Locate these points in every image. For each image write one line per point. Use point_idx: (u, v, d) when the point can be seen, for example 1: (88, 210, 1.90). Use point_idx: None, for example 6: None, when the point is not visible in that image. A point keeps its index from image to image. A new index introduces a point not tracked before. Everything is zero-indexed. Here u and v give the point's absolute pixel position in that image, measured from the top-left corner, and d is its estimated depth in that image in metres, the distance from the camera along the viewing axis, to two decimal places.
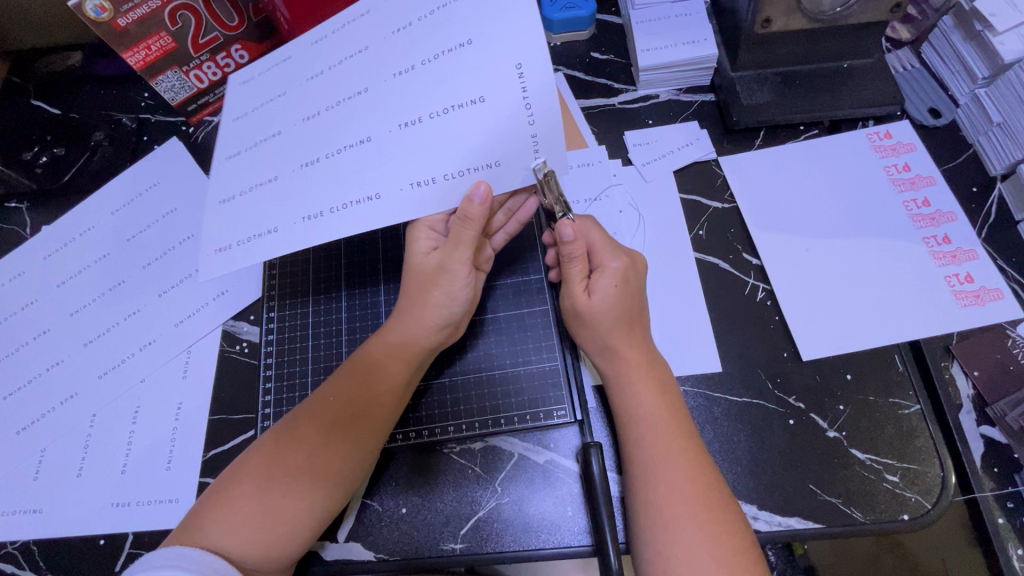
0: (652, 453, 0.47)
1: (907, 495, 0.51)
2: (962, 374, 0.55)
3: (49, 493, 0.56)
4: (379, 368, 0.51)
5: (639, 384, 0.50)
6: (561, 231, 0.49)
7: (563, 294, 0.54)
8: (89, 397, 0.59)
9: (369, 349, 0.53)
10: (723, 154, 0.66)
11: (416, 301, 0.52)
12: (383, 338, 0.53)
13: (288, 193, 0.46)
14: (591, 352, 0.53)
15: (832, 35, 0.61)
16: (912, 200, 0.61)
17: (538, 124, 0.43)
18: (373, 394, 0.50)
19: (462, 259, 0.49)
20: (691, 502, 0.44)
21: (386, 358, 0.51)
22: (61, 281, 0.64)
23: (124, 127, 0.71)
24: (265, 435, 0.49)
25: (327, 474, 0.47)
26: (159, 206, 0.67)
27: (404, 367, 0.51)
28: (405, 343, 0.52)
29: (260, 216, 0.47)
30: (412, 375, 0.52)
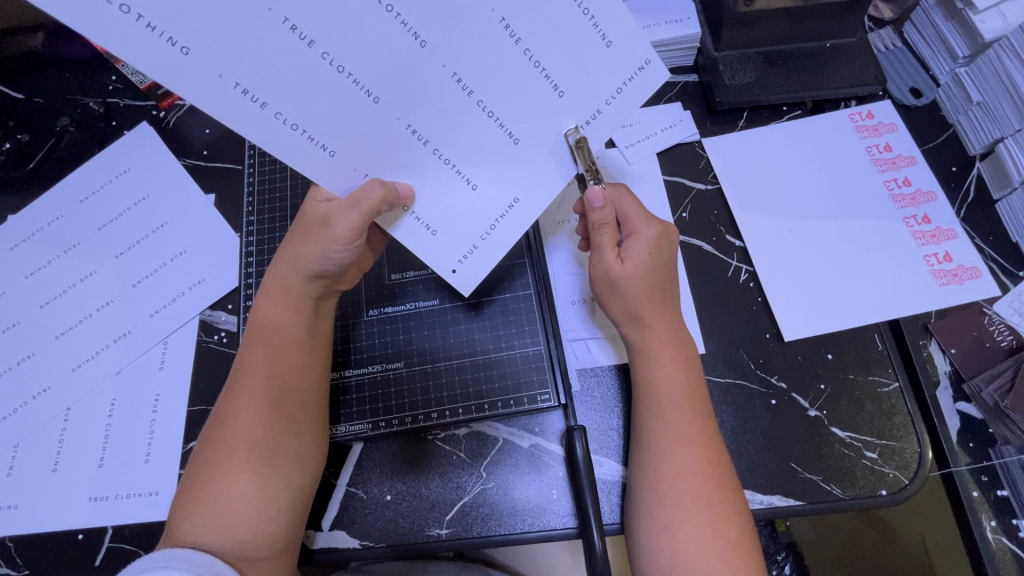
0: (663, 434, 0.47)
1: (885, 471, 0.51)
2: (940, 351, 0.56)
3: (23, 489, 0.54)
4: (283, 327, 0.49)
5: (660, 360, 0.49)
6: (589, 198, 0.46)
7: (593, 261, 0.51)
8: (62, 390, 0.57)
9: (258, 313, 0.50)
10: (706, 135, 0.65)
11: (297, 257, 0.48)
12: (269, 299, 0.49)
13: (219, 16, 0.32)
14: (618, 319, 0.51)
15: (816, 14, 0.61)
16: (893, 180, 0.61)
17: (481, 247, 0.45)
18: (285, 355, 0.48)
19: (350, 225, 0.43)
20: (698, 487, 0.44)
21: (275, 314, 0.49)
22: (30, 272, 0.62)
23: (91, 111, 0.69)
24: (205, 430, 0.48)
25: (274, 444, 0.46)
26: (131, 194, 0.65)
27: (302, 321, 0.49)
28: (292, 299, 0.49)
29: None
30: (313, 327, 0.50)
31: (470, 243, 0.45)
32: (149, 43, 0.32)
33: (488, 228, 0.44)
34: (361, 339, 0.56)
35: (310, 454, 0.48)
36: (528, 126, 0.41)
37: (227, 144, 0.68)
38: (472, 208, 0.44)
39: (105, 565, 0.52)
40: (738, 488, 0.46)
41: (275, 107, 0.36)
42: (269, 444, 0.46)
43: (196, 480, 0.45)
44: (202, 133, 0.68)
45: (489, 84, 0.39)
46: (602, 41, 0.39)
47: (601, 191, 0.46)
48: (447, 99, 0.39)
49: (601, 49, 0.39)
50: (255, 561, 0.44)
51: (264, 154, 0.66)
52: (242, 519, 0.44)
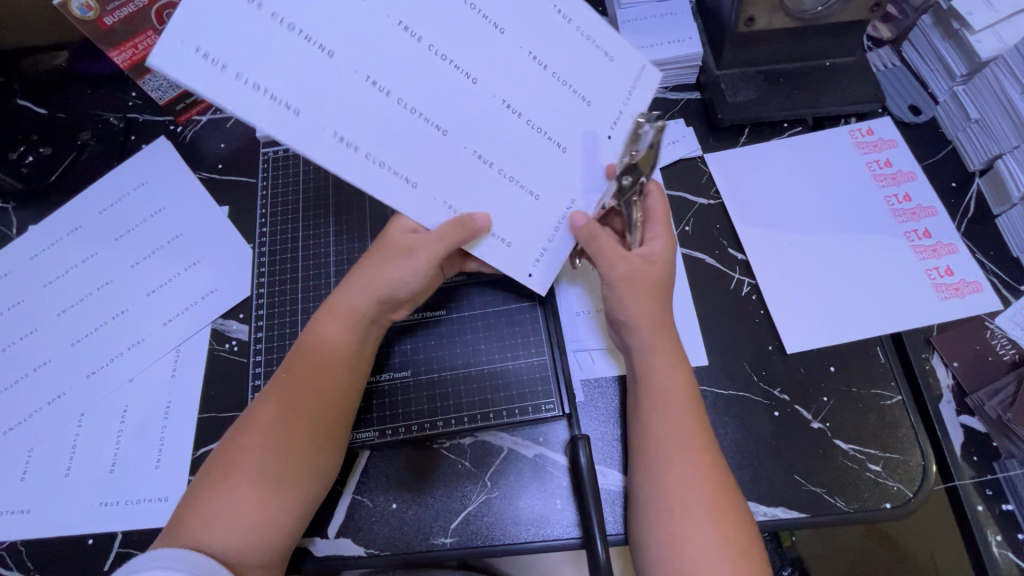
0: (664, 443, 0.47)
1: (889, 484, 0.52)
2: (942, 364, 0.56)
3: (36, 493, 0.55)
4: (342, 344, 0.51)
5: (661, 369, 0.49)
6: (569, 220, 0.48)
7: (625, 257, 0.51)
8: (77, 396, 0.59)
9: (314, 329, 0.51)
10: (708, 151, 0.67)
11: (370, 280, 0.51)
12: (331, 317, 0.51)
13: (302, 64, 0.38)
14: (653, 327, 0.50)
15: (815, 34, 0.63)
16: (893, 195, 0.62)
17: (550, 250, 0.48)
18: (337, 369, 0.50)
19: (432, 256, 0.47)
20: (703, 496, 0.45)
21: (329, 331, 0.51)
22: (48, 281, 0.64)
23: (112, 126, 0.71)
24: (233, 430, 0.49)
25: (313, 451, 0.48)
26: (148, 205, 0.67)
27: (357, 340, 0.51)
28: (356, 319, 0.51)
29: (248, 53, 0.36)
30: (362, 347, 0.52)
31: (540, 246, 0.48)
32: (252, 98, 0.37)
33: (553, 233, 0.48)
34: None
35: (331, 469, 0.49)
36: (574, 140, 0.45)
37: (241, 157, 0.70)
38: (540, 217, 0.47)
39: (114, 569, 0.53)
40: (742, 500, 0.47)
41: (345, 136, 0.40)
42: (306, 450, 0.47)
43: (223, 471, 0.46)
44: (218, 147, 0.70)
45: (484, 67, 0.42)
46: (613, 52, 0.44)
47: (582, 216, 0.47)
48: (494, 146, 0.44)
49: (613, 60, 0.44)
50: (254, 566, 0.44)
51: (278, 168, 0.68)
52: (253, 519, 0.45)
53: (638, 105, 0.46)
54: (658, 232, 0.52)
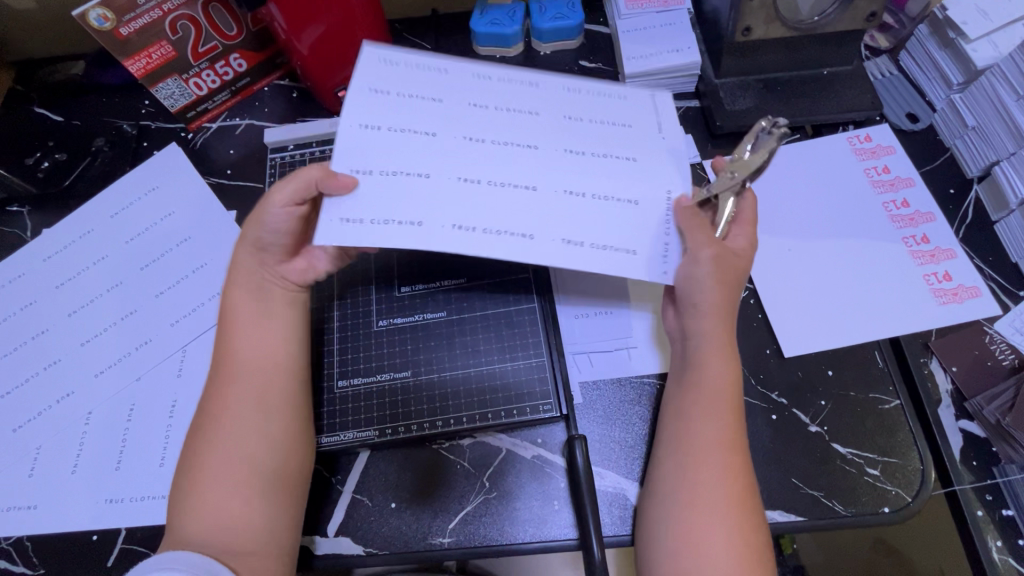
0: (697, 434, 0.47)
1: (887, 488, 0.51)
2: (941, 369, 0.56)
3: (44, 490, 0.56)
4: (233, 321, 0.52)
5: (708, 358, 0.49)
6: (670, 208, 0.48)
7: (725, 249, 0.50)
8: (84, 394, 0.60)
9: (230, 320, 0.52)
10: (707, 157, 0.67)
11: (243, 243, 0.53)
12: (228, 295, 0.53)
13: (416, 192, 0.46)
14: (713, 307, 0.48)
15: (811, 44, 0.64)
16: (891, 202, 0.63)
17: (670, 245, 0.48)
18: (238, 347, 0.51)
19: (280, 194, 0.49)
20: (727, 489, 0.45)
21: (240, 321, 0.52)
22: (60, 282, 0.66)
23: (125, 133, 0.73)
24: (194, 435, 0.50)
25: (258, 431, 0.48)
26: (158, 209, 0.69)
27: (257, 310, 0.52)
28: (246, 291, 0.52)
29: (384, 201, 0.45)
30: (280, 323, 0.52)
31: (658, 242, 0.47)
32: (396, 233, 0.44)
33: (665, 225, 0.47)
34: (370, 349, 0.58)
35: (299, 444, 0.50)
36: (638, 153, 0.49)
37: (250, 164, 0.72)
38: (642, 222, 0.48)
39: (118, 566, 0.54)
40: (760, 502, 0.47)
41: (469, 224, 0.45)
42: (234, 431, 0.48)
43: (186, 476, 0.47)
44: (227, 153, 0.72)
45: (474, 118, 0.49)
46: (619, 95, 0.51)
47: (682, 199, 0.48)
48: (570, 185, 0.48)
49: (621, 98, 0.51)
50: (245, 556, 0.45)
51: (284, 174, 0.70)
52: (237, 511, 0.46)
53: (669, 119, 0.51)
54: (739, 225, 0.52)
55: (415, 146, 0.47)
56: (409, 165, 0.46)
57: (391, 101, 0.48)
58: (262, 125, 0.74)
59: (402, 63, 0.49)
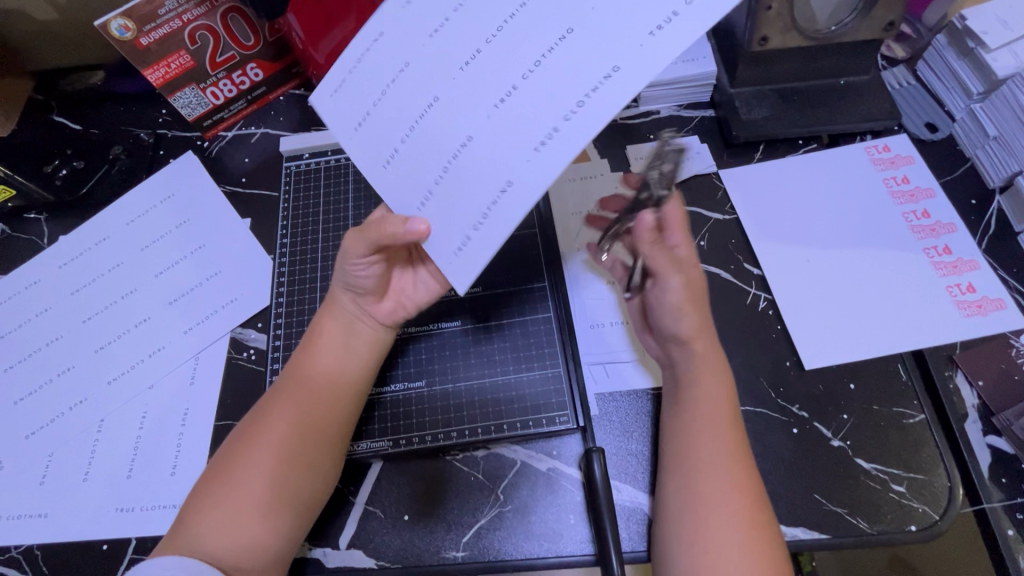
0: (702, 452, 0.47)
1: (914, 506, 0.50)
2: (966, 383, 0.55)
3: (55, 498, 0.56)
4: (313, 348, 0.53)
5: (705, 377, 0.50)
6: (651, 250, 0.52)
7: (665, 274, 0.51)
8: (98, 402, 0.60)
9: (310, 334, 0.54)
10: (722, 167, 0.67)
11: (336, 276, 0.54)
12: (322, 319, 0.54)
13: (488, 153, 0.38)
14: (692, 334, 0.50)
15: (828, 53, 0.64)
16: (911, 212, 0.62)
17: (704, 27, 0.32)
18: (302, 374, 0.51)
19: (360, 248, 0.50)
20: (739, 503, 0.44)
21: (321, 339, 0.53)
22: (75, 289, 0.66)
23: (142, 141, 0.74)
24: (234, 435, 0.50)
25: (298, 447, 0.48)
26: (173, 217, 0.69)
27: (336, 344, 0.53)
28: (334, 324, 0.53)
29: (477, 183, 0.38)
30: (351, 349, 0.53)
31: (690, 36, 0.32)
32: (515, 203, 0.36)
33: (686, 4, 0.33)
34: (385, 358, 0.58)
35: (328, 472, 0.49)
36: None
37: (264, 172, 0.72)
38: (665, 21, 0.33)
39: None
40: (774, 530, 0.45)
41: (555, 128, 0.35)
42: (276, 442, 0.48)
43: (213, 477, 0.47)
44: (242, 162, 0.73)
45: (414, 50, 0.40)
46: None
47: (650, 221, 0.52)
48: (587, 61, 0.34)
49: None
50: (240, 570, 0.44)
51: (299, 182, 0.70)
52: (239, 530, 0.45)
53: None
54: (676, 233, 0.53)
55: (418, 98, 0.40)
56: (449, 140, 0.39)
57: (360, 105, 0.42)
58: (278, 134, 0.74)
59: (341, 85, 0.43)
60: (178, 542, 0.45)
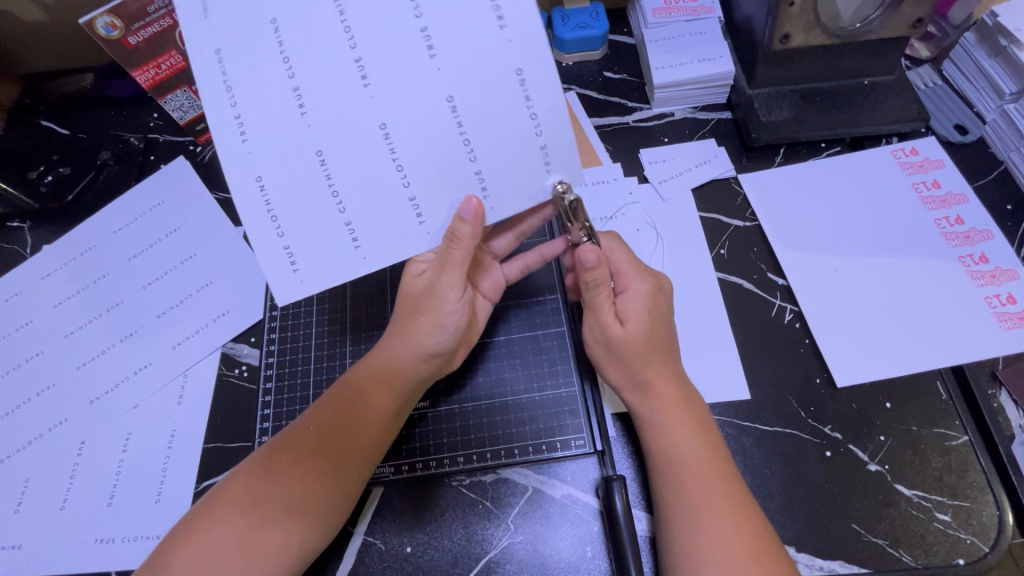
0: (690, 498, 0.43)
1: (961, 537, 0.46)
2: (1011, 402, 0.51)
3: (29, 527, 0.52)
4: (361, 410, 0.47)
5: (672, 421, 0.46)
6: (583, 257, 0.45)
7: (588, 324, 0.50)
8: (79, 423, 0.56)
9: (356, 381, 0.48)
10: (742, 171, 0.64)
11: (405, 334, 0.48)
12: (375, 363, 0.49)
13: (500, 146, 0.41)
14: (621, 385, 0.48)
15: (853, 52, 0.61)
16: (944, 218, 0.58)
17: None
18: (343, 435, 0.46)
19: (454, 283, 0.47)
20: (735, 543, 0.41)
21: (370, 387, 0.48)
22: (57, 301, 0.62)
23: (131, 146, 0.71)
24: (241, 465, 0.46)
25: (314, 506, 0.44)
26: (163, 225, 0.66)
27: (389, 408, 0.48)
28: (388, 390, 0.48)
29: (518, 139, 0.40)
30: (403, 411, 0.49)
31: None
32: (562, 140, 0.41)
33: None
34: None
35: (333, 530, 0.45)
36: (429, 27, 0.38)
37: None
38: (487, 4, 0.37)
39: None
40: (786, 565, 0.41)
41: (520, 65, 0.38)
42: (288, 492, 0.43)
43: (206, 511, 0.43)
44: None
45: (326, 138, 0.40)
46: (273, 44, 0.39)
47: (593, 249, 0.45)
48: (474, 19, 0.38)
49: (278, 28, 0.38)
50: None
51: None
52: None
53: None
54: (620, 262, 0.50)
55: (351, 155, 0.40)
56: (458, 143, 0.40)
57: (307, 230, 0.41)
58: None
59: (281, 233, 0.41)
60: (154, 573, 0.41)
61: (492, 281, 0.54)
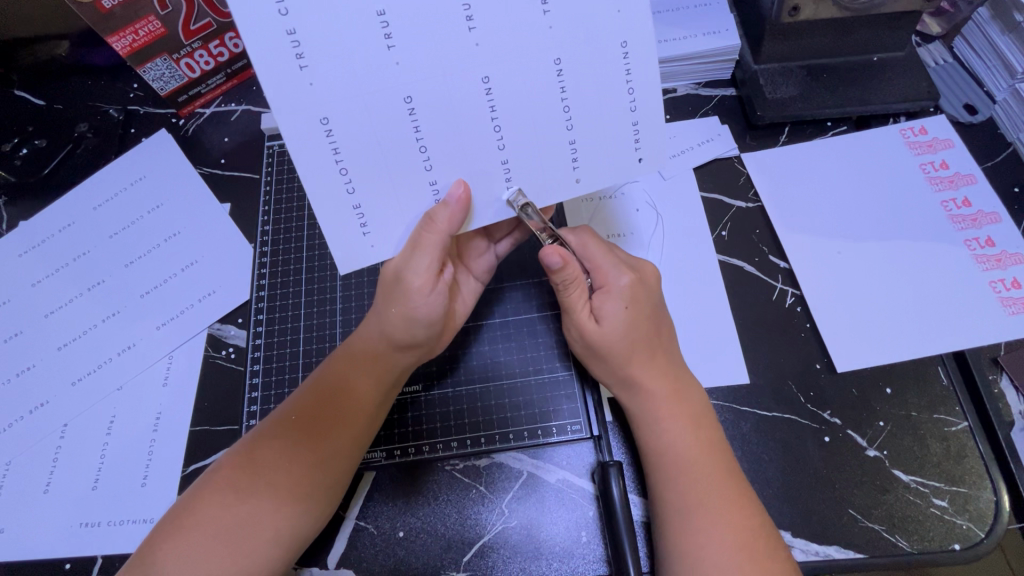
0: (689, 489, 0.42)
1: (957, 522, 0.46)
2: (1011, 388, 0.51)
3: (13, 511, 0.50)
4: (344, 396, 0.46)
5: (672, 410, 0.45)
6: (545, 260, 0.44)
7: (567, 324, 0.48)
8: (61, 405, 0.54)
9: (338, 368, 0.47)
10: (745, 150, 0.62)
11: (382, 323, 0.46)
12: (357, 349, 0.47)
13: (596, 122, 0.41)
14: (608, 381, 0.48)
15: (863, 26, 0.58)
16: (950, 201, 0.57)
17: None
18: (324, 417, 0.45)
19: (424, 268, 0.43)
20: (733, 533, 0.40)
21: (355, 374, 0.46)
22: (35, 280, 0.60)
23: (111, 118, 0.68)
24: (228, 453, 0.45)
25: (301, 496, 0.43)
26: (144, 202, 0.63)
27: (372, 391, 0.46)
28: (372, 378, 0.47)
29: (612, 113, 0.40)
30: (387, 397, 0.48)
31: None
32: (654, 123, 0.41)
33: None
34: None
35: (326, 516, 0.45)
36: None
37: (245, 153, 0.66)
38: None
39: None
40: (783, 554, 0.41)
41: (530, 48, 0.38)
42: (272, 483, 0.42)
43: (195, 499, 0.42)
44: (221, 141, 0.67)
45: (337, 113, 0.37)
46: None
47: (557, 250, 0.44)
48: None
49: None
50: None
51: (284, 164, 0.64)
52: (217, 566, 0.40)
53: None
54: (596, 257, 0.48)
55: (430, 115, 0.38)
56: (477, 117, 0.39)
57: (381, 187, 0.40)
58: (261, 110, 0.68)
59: (350, 188, 0.39)
60: (145, 561, 0.40)
61: (486, 261, 0.53)
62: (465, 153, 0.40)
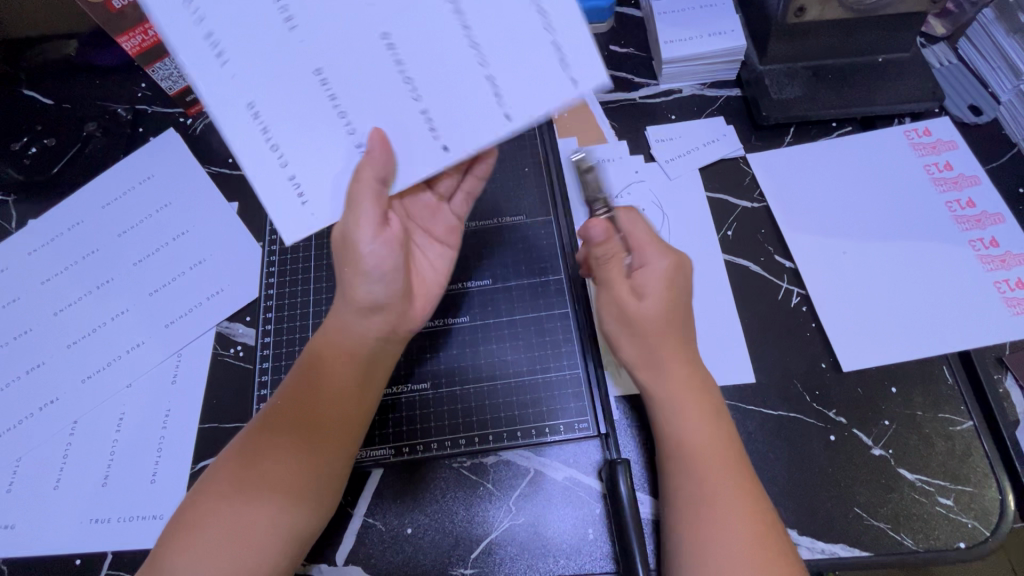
0: (700, 489, 0.42)
1: (963, 521, 0.46)
2: (1017, 388, 0.51)
3: (23, 507, 0.51)
4: (318, 377, 0.45)
5: (684, 408, 0.45)
6: (589, 231, 0.49)
7: (605, 304, 0.49)
8: (70, 402, 0.55)
9: (314, 353, 0.47)
10: (750, 151, 0.62)
11: (343, 298, 0.46)
12: (327, 331, 0.47)
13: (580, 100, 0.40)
14: (635, 363, 0.47)
15: (868, 27, 0.59)
16: (955, 201, 0.57)
17: None
18: (313, 413, 0.44)
19: (369, 219, 0.42)
20: (744, 533, 0.40)
21: (330, 357, 0.46)
22: (44, 279, 0.60)
23: (118, 117, 0.68)
24: (225, 451, 0.45)
25: (295, 487, 0.43)
26: (153, 200, 0.64)
27: (348, 368, 0.46)
28: (347, 357, 0.46)
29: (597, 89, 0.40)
30: (367, 373, 0.47)
31: None
32: None
33: None
34: None
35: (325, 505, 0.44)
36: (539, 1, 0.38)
37: None
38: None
39: None
40: (790, 553, 0.41)
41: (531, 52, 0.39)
42: (264, 476, 0.42)
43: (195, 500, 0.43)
44: None
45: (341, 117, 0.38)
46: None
47: (599, 224, 0.49)
48: None
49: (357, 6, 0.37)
50: None
51: None
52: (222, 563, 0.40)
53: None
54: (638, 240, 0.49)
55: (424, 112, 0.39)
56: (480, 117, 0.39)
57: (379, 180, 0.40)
58: None
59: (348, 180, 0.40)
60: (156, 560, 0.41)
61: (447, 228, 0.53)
62: (455, 142, 0.40)
